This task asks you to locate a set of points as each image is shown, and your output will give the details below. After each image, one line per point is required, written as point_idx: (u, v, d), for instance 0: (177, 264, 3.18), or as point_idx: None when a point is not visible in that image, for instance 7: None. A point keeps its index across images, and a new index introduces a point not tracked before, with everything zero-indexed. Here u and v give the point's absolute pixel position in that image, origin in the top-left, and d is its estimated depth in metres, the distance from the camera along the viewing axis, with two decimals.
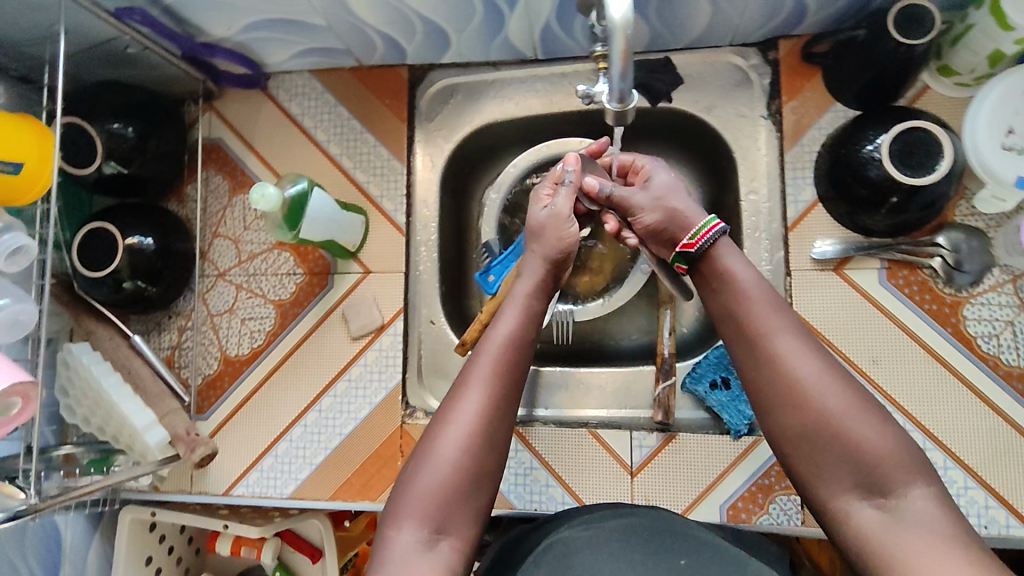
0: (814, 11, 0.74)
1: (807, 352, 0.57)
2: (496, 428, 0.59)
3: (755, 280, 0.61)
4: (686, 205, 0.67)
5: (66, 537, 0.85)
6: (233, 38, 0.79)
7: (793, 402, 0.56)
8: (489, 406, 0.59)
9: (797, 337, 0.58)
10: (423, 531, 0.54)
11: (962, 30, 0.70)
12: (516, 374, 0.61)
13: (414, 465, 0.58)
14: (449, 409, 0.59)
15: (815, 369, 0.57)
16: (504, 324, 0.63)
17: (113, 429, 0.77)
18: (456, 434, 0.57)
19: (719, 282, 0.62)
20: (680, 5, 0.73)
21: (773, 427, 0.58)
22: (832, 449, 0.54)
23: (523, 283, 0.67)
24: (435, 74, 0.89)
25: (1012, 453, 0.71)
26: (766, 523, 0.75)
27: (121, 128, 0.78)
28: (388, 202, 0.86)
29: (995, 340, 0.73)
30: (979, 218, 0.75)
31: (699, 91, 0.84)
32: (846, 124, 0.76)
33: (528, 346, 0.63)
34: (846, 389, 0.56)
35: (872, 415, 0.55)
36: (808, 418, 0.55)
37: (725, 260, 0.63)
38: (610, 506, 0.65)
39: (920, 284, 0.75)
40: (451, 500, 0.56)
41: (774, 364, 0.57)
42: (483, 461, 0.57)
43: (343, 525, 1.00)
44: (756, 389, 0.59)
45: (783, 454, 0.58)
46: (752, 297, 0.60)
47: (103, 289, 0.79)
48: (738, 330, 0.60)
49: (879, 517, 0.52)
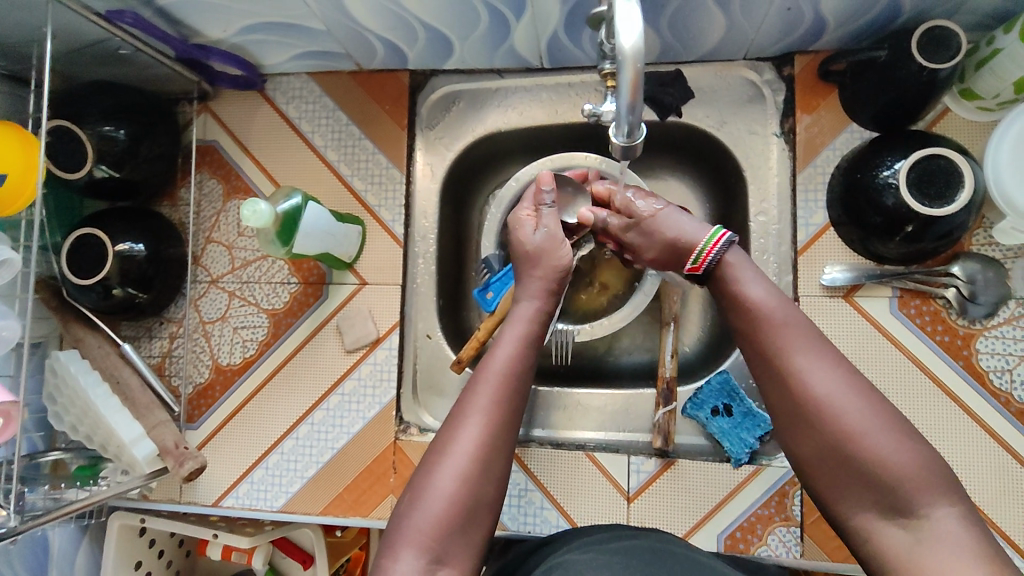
0: (833, 28, 0.71)
1: (825, 367, 0.54)
2: (495, 456, 0.57)
3: (768, 293, 0.59)
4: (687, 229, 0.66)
5: (54, 543, 0.84)
6: (229, 40, 0.77)
7: (809, 423, 0.53)
8: (489, 434, 0.57)
9: (813, 350, 0.55)
10: (421, 561, 0.52)
11: (988, 54, 0.67)
12: (515, 399, 0.60)
13: (409, 499, 0.55)
14: (450, 434, 0.57)
15: (832, 385, 0.53)
16: (503, 349, 0.62)
17: (100, 439, 0.75)
18: (455, 464, 0.55)
19: (732, 297, 0.60)
20: (694, 18, 0.70)
21: (791, 448, 0.56)
22: (851, 469, 0.52)
23: (525, 308, 0.66)
24: (438, 80, 0.86)
25: (1020, 492, 0.69)
26: (765, 554, 0.73)
27: (113, 131, 0.75)
28: (386, 212, 0.84)
29: (1008, 375, 0.71)
30: (995, 248, 0.72)
31: (710, 106, 0.81)
32: (861, 147, 0.73)
33: (528, 369, 0.63)
34: (868, 405, 0.52)
35: (895, 432, 0.51)
36: (825, 438, 0.53)
37: (740, 278, 0.61)
38: (612, 529, 0.65)
39: (932, 314, 0.73)
40: (449, 530, 0.53)
41: (788, 383, 0.55)
42: (482, 490, 0.55)
43: (335, 532, 0.98)
44: (775, 406, 0.56)
45: (803, 475, 0.55)
46: (770, 312, 0.58)
47: (92, 295, 0.76)
48: (754, 345, 0.58)
49: (903, 538, 0.49)
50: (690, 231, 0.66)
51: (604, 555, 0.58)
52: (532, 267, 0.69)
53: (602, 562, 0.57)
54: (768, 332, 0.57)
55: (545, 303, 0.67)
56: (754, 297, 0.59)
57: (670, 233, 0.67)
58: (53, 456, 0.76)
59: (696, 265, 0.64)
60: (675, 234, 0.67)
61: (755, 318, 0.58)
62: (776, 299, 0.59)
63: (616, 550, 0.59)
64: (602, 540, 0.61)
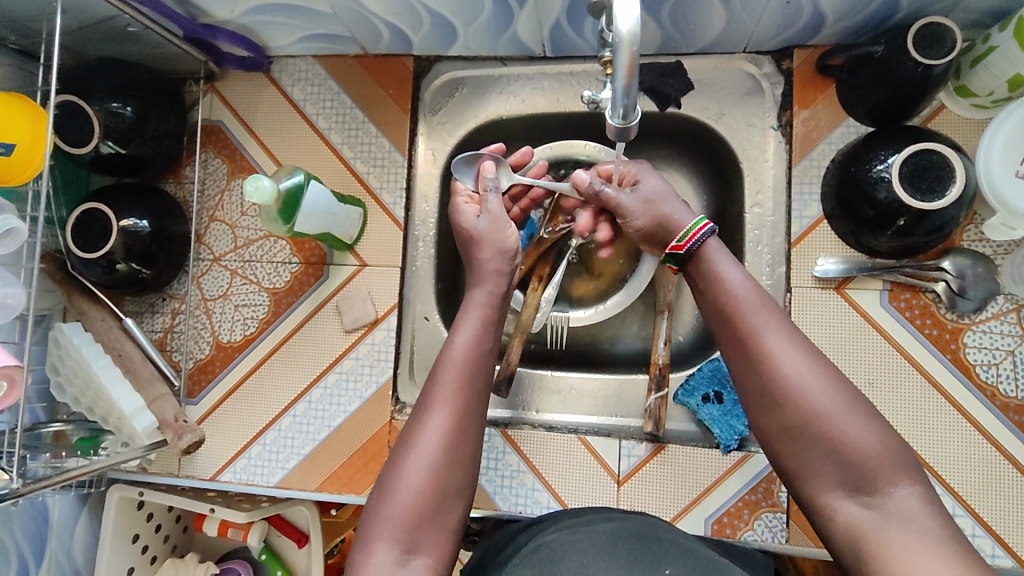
0: (832, 23, 0.72)
1: (794, 348, 0.55)
2: (462, 443, 0.58)
3: (743, 279, 0.60)
4: (676, 211, 0.68)
5: (54, 513, 0.85)
6: (236, 21, 0.78)
7: (778, 402, 0.54)
8: (455, 421, 0.58)
9: (784, 333, 0.56)
10: (395, 551, 0.53)
11: (983, 51, 0.67)
12: (480, 386, 0.61)
13: (378, 494, 0.56)
14: (417, 427, 0.58)
15: (801, 365, 0.54)
16: (461, 336, 0.62)
17: (102, 410, 0.77)
18: (422, 455, 0.56)
19: (708, 283, 0.61)
20: (695, 9, 0.71)
21: (758, 427, 0.56)
22: (817, 446, 0.52)
23: (477, 294, 0.66)
24: (441, 66, 0.87)
25: (1002, 483, 0.71)
26: (751, 539, 0.74)
27: (120, 108, 0.76)
28: (388, 194, 0.85)
29: (994, 369, 0.72)
30: (986, 244, 0.73)
31: (710, 97, 0.82)
32: (857, 141, 0.74)
33: (486, 354, 0.63)
34: (833, 384, 0.53)
35: (860, 410, 0.53)
36: (793, 415, 0.53)
37: (717, 263, 0.61)
38: (597, 511, 0.65)
39: (922, 308, 0.74)
40: (420, 519, 0.54)
41: (759, 361, 0.55)
42: (452, 476, 0.56)
43: (331, 512, 1.00)
44: (744, 388, 0.57)
45: (769, 453, 0.56)
46: (744, 295, 0.58)
47: (96, 269, 0.77)
48: (728, 324, 0.58)
49: (867, 515, 0.50)
50: (677, 212, 0.68)
51: (589, 537, 0.59)
52: (477, 251, 0.69)
53: (590, 544, 0.58)
54: (741, 313, 0.58)
55: (497, 286, 0.67)
56: (728, 280, 0.60)
57: (659, 213, 0.68)
58: (55, 426, 0.77)
59: (683, 242, 0.63)
60: (669, 209, 0.68)
61: (732, 300, 0.59)
62: (748, 286, 0.59)
63: (602, 532, 0.60)
64: (589, 520, 0.62)
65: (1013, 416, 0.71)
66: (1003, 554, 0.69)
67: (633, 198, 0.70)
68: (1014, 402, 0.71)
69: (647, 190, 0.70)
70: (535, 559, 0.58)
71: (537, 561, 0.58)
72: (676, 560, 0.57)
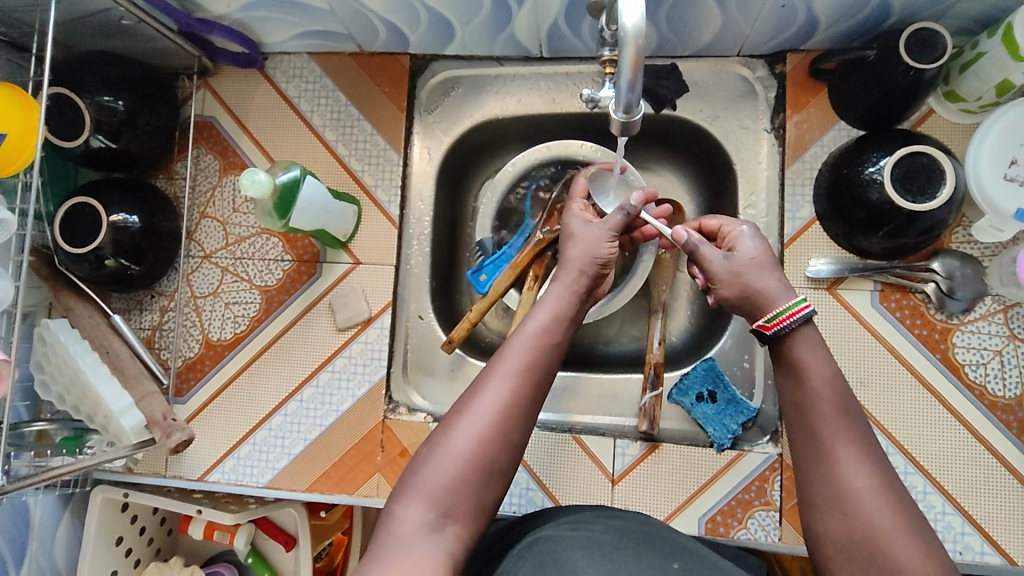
0: (825, 28, 0.73)
1: (867, 466, 0.52)
2: (514, 425, 0.55)
3: (828, 375, 0.55)
4: (770, 288, 0.59)
5: (35, 514, 0.83)
6: (232, 16, 0.77)
7: (841, 512, 0.51)
8: (514, 396, 0.55)
9: (860, 442, 0.53)
10: (430, 514, 0.51)
11: (972, 57, 0.69)
12: (543, 372, 0.58)
13: (425, 452, 0.54)
14: (472, 393, 0.56)
15: (873, 483, 0.51)
16: (535, 323, 0.60)
17: (88, 409, 0.75)
18: (474, 423, 0.54)
19: (783, 371, 0.57)
20: (691, 11, 0.72)
21: (811, 528, 0.53)
22: (872, 567, 0.49)
23: (558, 287, 0.64)
24: (437, 65, 0.87)
25: (989, 481, 0.72)
26: (744, 537, 0.74)
27: (111, 101, 0.75)
28: (383, 192, 0.85)
29: (982, 369, 0.73)
30: (974, 245, 0.74)
31: (704, 100, 0.83)
32: (849, 144, 0.75)
33: (561, 342, 0.60)
34: (899, 507, 0.50)
35: (922, 541, 0.49)
36: (854, 529, 0.50)
37: (803, 352, 0.56)
38: (596, 509, 0.66)
39: (911, 308, 0.75)
40: (459, 489, 0.52)
41: (827, 465, 0.52)
42: (499, 455, 0.54)
43: (319, 514, 1.00)
44: (805, 487, 0.54)
45: (816, 559, 0.53)
46: (825, 395, 0.54)
47: (85, 265, 0.76)
48: (799, 423, 0.55)
49: None
50: (771, 287, 0.59)
51: (593, 534, 0.59)
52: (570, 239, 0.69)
53: (593, 540, 0.58)
54: (815, 415, 0.54)
55: (579, 271, 0.65)
56: (809, 375, 0.55)
57: (754, 286, 0.59)
58: (39, 426, 0.75)
59: (770, 325, 0.57)
60: (762, 285, 0.59)
61: (808, 399, 0.55)
62: (832, 383, 0.55)
63: (606, 529, 0.60)
64: (590, 518, 0.63)
65: (1001, 415, 0.72)
66: (991, 551, 0.70)
67: (728, 266, 0.61)
68: (1001, 401, 0.73)
69: (745, 259, 0.61)
70: (534, 553, 0.57)
71: (534, 554, 0.57)
72: (684, 556, 0.58)
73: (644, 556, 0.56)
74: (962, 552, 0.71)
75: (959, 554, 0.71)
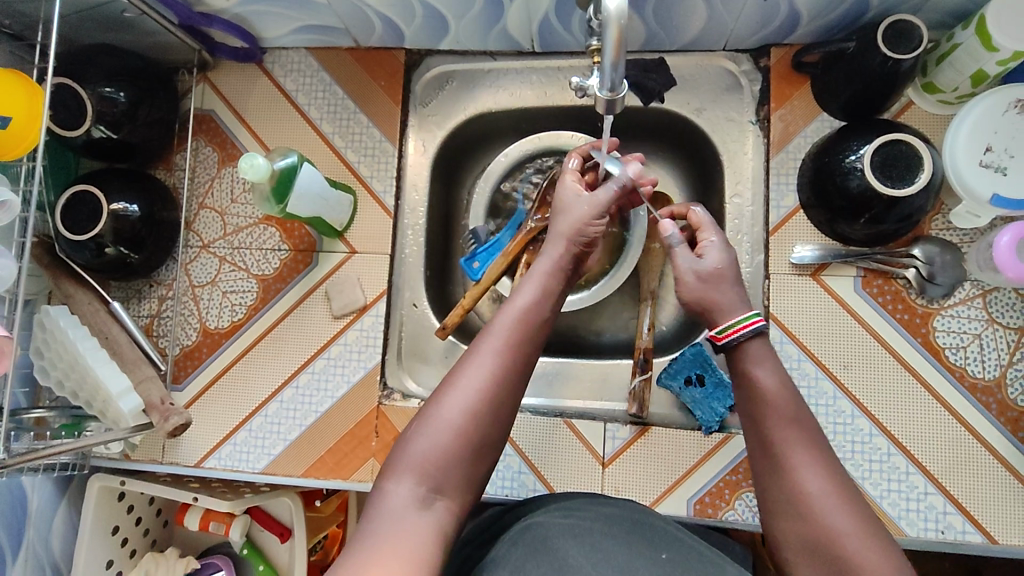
0: (807, 21, 0.76)
1: (821, 470, 0.53)
2: (502, 398, 0.56)
3: (778, 384, 0.57)
4: (727, 300, 0.62)
5: (33, 501, 0.84)
6: (232, 10, 0.79)
7: (799, 515, 0.52)
8: (500, 372, 0.56)
9: (813, 446, 0.55)
10: (421, 489, 0.52)
11: (948, 48, 0.71)
12: (528, 349, 0.59)
13: (416, 426, 0.55)
14: (459, 370, 0.57)
15: (826, 486, 0.52)
16: (522, 299, 0.61)
17: (86, 395, 0.77)
18: (463, 398, 0.55)
19: (739, 381, 0.59)
20: (677, 6, 0.75)
21: (771, 533, 0.54)
22: (831, 568, 0.50)
23: (543, 264, 0.65)
24: (432, 60, 0.89)
25: (971, 461, 0.73)
26: (732, 518, 0.76)
27: (113, 93, 0.77)
28: (378, 183, 0.87)
29: (962, 352, 0.75)
30: (953, 232, 0.77)
31: (691, 93, 0.86)
32: (830, 134, 0.77)
33: (545, 320, 0.62)
34: (854, 507, 0.52)
35: (878, 540, 0.50)
36: (812, 531, 0.51)
37: (756, 364, 0.58)
38: (588, 496, 0.65)
39: (893, 294, 0.77)
40: (449, 461, 0.53)
41: (783, 470, 0.54)
42: (488, 428, 0.55)
43: (315, 505, 1.01)
44: (764, 493, 0.55)
45: (781, 565, 0.54)
46: (777, 403, 0.56)
47: (85, 252, 0.78)
48: (755, 431, 0.57)
49: None
50: (728, 300, 0.62)
51: (583, 521, 0.59)
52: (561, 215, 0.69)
53: (583, 529, 0.57)
54: (771, 423, 0.56)
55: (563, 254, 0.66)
56: (761, 383, 0.57)
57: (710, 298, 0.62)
58: (37, 413, 0.75)
59: (720, 335, 0.60)
60: (721, 297, 0.62)
61: (762, 407, 0.57)
62: (783, 391, 0.57)
63: (596, 517, 0.60)
64: (581, 506, 0.62)
65: (980, 397, 0.74)
66: (972, 530, 0.72)
67: (695, 273, 0.63)
68: (981, 383, 0.74)
69: (710, 270, 0.63)
70: (526, 539, 0.57)
71: (527, 539, 0.57)
72: (671, 547, 0.57)
73: (633, 544, 0.56)
74: (943, 532, 0.72)
75: (941, 533, 0.72)
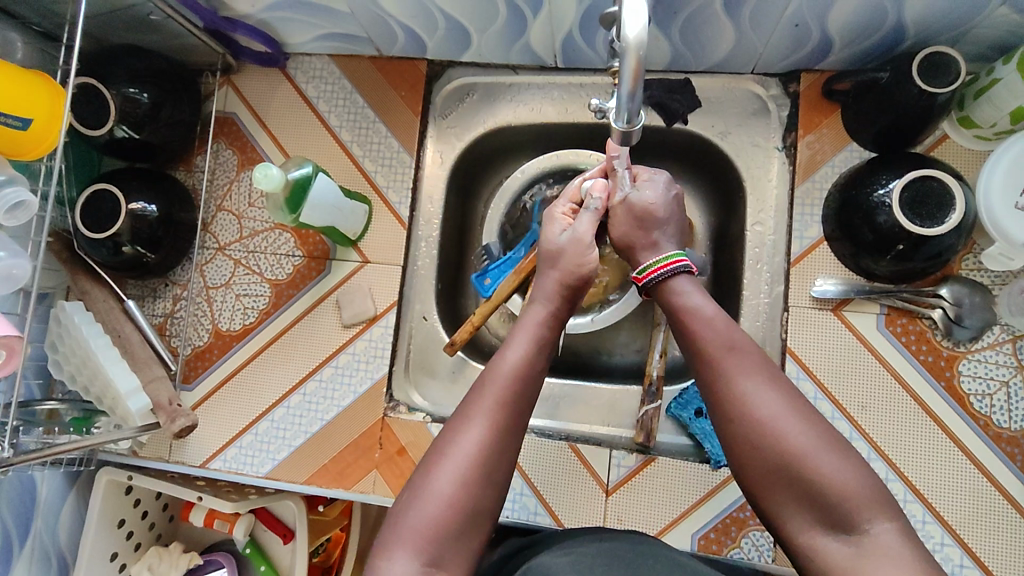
0: (839, 48, 0.73)
1: (767, 386, 0.54)
2: (497, 461, 0.55)
3: (715, 311, 0.58)
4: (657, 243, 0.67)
5: (41, 491, 0.85)
6: (257, 16, 0.80)
7: (753, 438, 0.52)
8: (493, 436, 0.55)
9: (755, 366, 0.55)
10: (417, 563, 0.50)
11: (987, 83, 0.68)
12: (523, 406, 0.58)
13: (407, 496, 0.54)
14: (450, 437, 0.55)
15: (776, 404, 0.53)
16: (510, 353, 0.60)
17: (98, 390, 0.78)
18: (454, 467, 0.54)
19: (676, 313, 0.60)
20: (704, 26, 0.73)
21: (733, 468, 0.55)
22: (794, 487, 0.51)
23: (533, 314, 0.64)
24: (454, 72, 0.89)
25: (992, 514, 0.70)
26: (737, 556, 0.74)
27: (137, 93, 0.78)
28: (394, 193, 0.86)
29: (988, 400, 0.72)
30: (984, 273, 0.73)
31: (716, 116, 0.84)
32: (859, 165, 0.75)
33: (538, 376, 0.60)
34: (807, 423, 0.52)
35: (835, 449, 0.51)
36: (767, 452, 0.52)
37: (682, 294, 0.61)
38: (591, 533, 0.63)
39: (917, 334, 0.74)
40: (447, 535, 0.52)
41: (731, 397, 0.54)
42: (482, 496, 0.54)
43: (318, 509, 1.00)
44: (718, 425, 0.55)
45: (748, 492, 0.54)
46: (716, 330, 0.57)
47: (103, 250, 0.79)
48: (700, 360, 0.57)
49: (846, 552, 0.49)
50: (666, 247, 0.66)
51: (584, 558, 0.57)
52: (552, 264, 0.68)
53: (585, 565, 0.55)
54: (711, 350, 0.56)
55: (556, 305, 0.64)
56: (699, 312, 0.58)
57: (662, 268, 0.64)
58: (49, 405, 0.77)
59: (640, 276, 0.64)
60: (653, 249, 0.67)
61: (703, 337, 0.57)
62: (720, 315, 0.58)
63: (597, 552, 0.58)
64: (582, 543, 0.60)
65: (1005, 447, 0.71)
66: None
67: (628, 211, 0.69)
68: (1006, 433, 0.71)
69: (642, 208, 0.68)
70: None
71: None
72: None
73: None
74: None
75: None
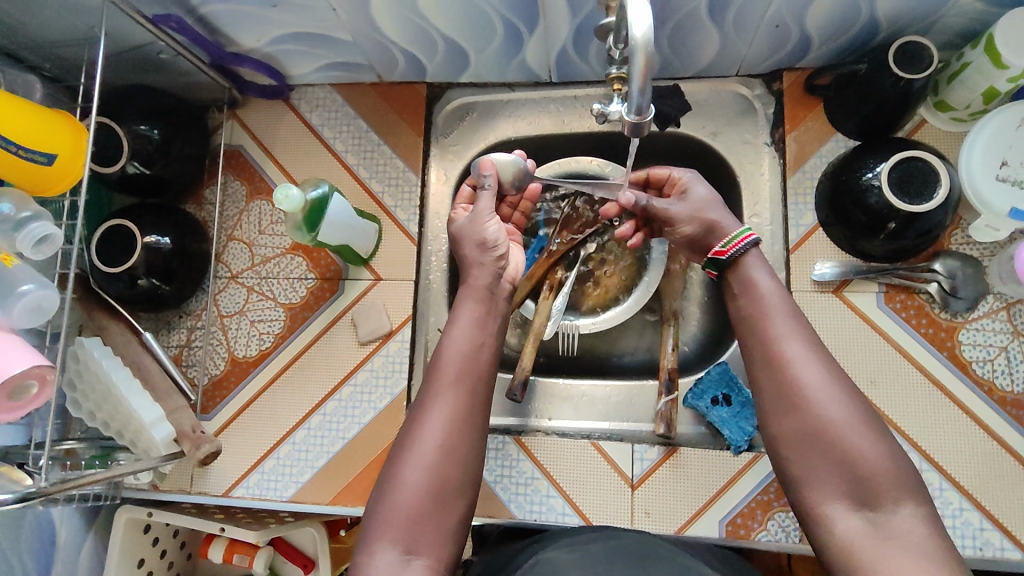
0: (817, 46, 0.78)
1: (814, 364, 0.59)
2: (453, 444, 0.59)
3: (775, 291, 0.64)
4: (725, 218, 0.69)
5: (61, 534, 0.84)
6: (262, 50, 0.83)
7: (796, 410, 0.57)
8: (447, 420, 0.60)
9: (806, 344, 0.60)
10: (396, 552, 0.54)
11: (959, 68, 0.73)
12: (470, 386, 0.62)
13: (379, 492, 0.58)
14: (412, 429, 0.60)
15: (822, 381, 0.58)
16: (453, 339, 0.64)
17: (117, 425, 0.77)
18: (418, 457, 0.58)
19: (742, 291, 0.65)
20: (691, 34, 0.77)
21: (771, 436, 0.59)
22: (829, 458, 0.55)
23: (468, 298, 0.68)
24: (452, 93, 0.92)
25: (1005, 475, 0.72)
26: (765, 539, 0.75)
27: (147, 130, 0.80)
28: (402, 212, 0.89)
29: (989, 365, 0.75)
30: (973, 246, 0.77)
31: (706, 118, 0.88)
32: (846, 153, 0.79)
33: (480, 356, 0.65)
34: (848, 402, 0.57)
35: (870, 428, 0.56)
36: (809, 425, 0.57)
37: (754, 272, 0.65)
38: (598, 531, 0.64)
39: (917, 308, 0.78)
40: (418, 519, 0.56)
41: (782, 368, 0.59)
42: (445, 478, 0.58)
43: (339, 535, 0.99)
44: (762, 396, 0.60)
45: (780, 461, 0.59)
46: (773, 306, 0.62)
47: (119, 284, 0.80)
48: (752, 335, 0.62)
49: (867, 528, 0.52)
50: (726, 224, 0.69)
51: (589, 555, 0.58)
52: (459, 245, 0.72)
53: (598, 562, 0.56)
54: (767, 325, 0.61)
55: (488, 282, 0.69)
56: (760, 291, 0.64)
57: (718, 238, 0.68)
58: (69, 444, 0.77)
59: (726, 249, 0.67)
60: (717, 216, 0.69)
61: (761, 314, 0.62)
62: (778, 294, 0.63)
63: (601, 551, 0.59)
64: (587, 540, 0.61)
65: (1010, 410, 0.74)
66: (1012, 546, 0.71)
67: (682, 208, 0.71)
68: (1010, 396, 0.74)
69: (696, 199, 0.71)
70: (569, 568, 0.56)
71: (570, 567, 0.56)
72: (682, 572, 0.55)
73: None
74: (981, 548, 0.71)
75: (979, 550, 0.71)
